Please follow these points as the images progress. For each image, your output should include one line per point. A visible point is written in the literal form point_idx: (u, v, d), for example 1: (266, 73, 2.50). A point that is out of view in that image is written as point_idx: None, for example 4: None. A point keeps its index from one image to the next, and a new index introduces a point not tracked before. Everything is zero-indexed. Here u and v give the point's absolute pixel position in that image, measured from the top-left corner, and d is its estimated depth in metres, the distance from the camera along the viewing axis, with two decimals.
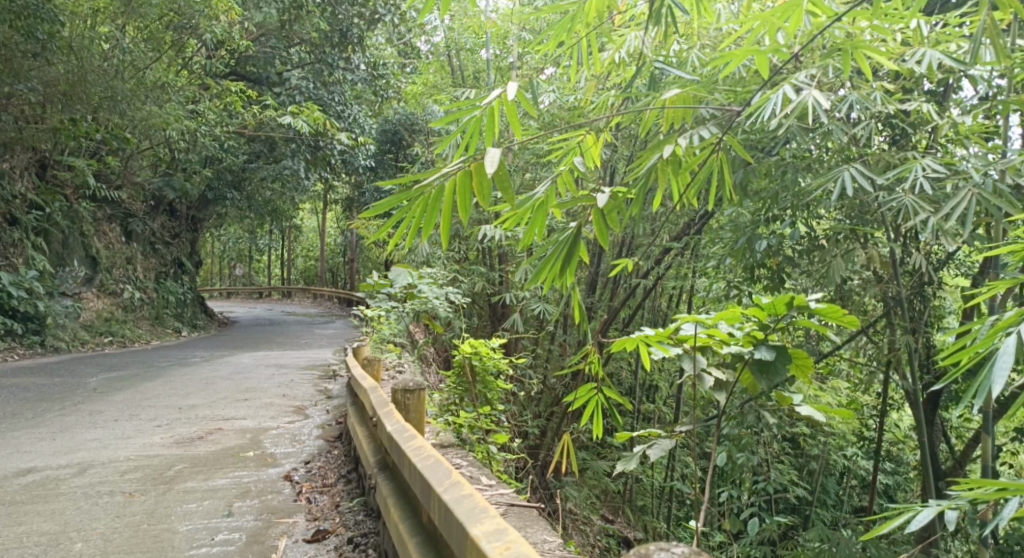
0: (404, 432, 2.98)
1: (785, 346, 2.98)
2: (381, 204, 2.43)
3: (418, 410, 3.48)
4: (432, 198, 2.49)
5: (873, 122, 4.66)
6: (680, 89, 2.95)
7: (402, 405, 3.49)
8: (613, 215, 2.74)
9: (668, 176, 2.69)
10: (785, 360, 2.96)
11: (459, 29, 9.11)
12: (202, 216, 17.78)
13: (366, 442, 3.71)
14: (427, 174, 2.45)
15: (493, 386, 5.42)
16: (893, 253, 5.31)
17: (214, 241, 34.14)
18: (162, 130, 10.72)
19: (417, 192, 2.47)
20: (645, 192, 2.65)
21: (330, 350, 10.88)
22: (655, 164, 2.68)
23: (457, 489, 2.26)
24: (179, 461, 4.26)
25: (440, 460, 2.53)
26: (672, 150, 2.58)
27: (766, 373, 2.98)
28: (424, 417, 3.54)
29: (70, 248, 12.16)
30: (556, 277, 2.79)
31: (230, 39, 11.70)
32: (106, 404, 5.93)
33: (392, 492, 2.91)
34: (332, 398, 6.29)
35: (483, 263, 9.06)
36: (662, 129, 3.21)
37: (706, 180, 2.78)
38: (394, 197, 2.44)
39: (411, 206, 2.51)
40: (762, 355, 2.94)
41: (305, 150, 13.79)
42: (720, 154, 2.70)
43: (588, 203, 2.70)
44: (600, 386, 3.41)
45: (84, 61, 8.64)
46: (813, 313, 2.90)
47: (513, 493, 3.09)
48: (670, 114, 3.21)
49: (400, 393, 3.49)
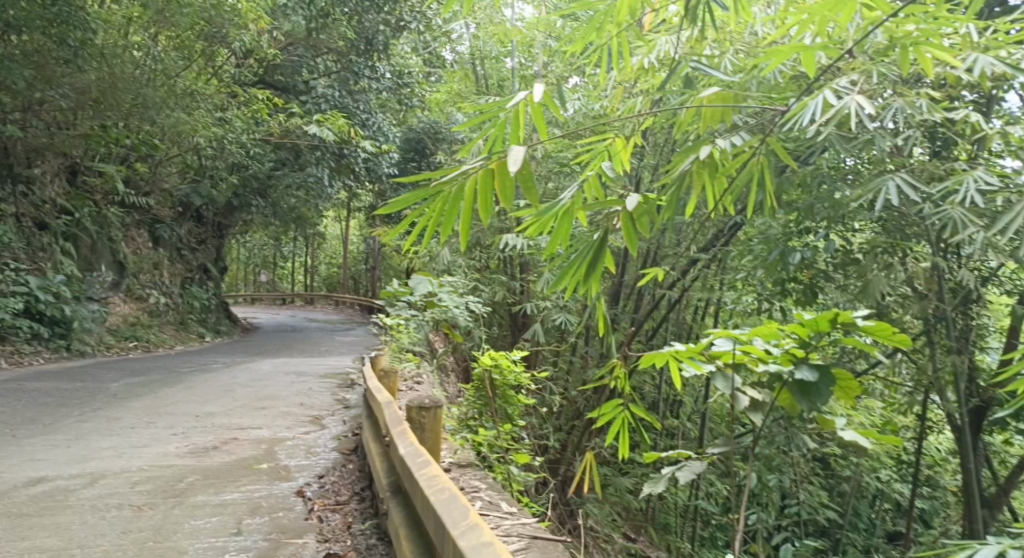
0: (419, 458, 2.83)
1: (828, 367, 2.83)
2: (397, 201, 2.30)
3: (433, 429, 3.35)
4: (452, 195, 2.37)
5: (917, 131, 4.52)
6: (718, 89, 2.84)
7: (417, 423, 3.35)
8: (643, 221, 2.59)
9: (704, 180, 2.54)
10: (828, 382, 2.81)
11: (484, 37, 9.02)
12: (227, 222, 17.88)
13: (380, 461, 3.58)
14: (446, 170, 2.33)
15: (514, 402, 5.30)
16: (936, 269, 5.13)
17: (240, 247, 34.47)
18: (191, 137, 10.77)
19: (436, 188, 2.35)
20: (678, 197, 2.51)
21: (350, 358, 10.83)
22: (691, 167, 2.53)
23: (474, 533, 2.06)
24: (191, 472, 4.18)
25: (456, 494, 2.37)
26: (708, 152, 2.43)
27: (808, 394, 2.83)
28: (440, 437, 3.40)
29: (98, 253, 12.25)
30: (581, 284, 2.64)
31: (257, 47, 11.72)
32: (124, 410, 5.89)
33: (405, 525, 2.74)
34: (350, 408, 6.20)
35: (504, 272, 8.95)
36: (699, 129, 3.09)
37: (746, 185, 2.63)
38: (412, 193, 2.32)
39: (429, 204, 2.39)
40: (804, 375, 2.80)
41: (329, 158, 13.82)
42: (761, 158, 2.55)
43: (617, 207, 2.55)
44: (627, 403, 3.28)
45: (114, 68, 8.67)
46: (859, 331, 2.74)
47: (534, 522, 2.95)
48: (709, 113, 3.09)
49: (415, 411, 3.36)
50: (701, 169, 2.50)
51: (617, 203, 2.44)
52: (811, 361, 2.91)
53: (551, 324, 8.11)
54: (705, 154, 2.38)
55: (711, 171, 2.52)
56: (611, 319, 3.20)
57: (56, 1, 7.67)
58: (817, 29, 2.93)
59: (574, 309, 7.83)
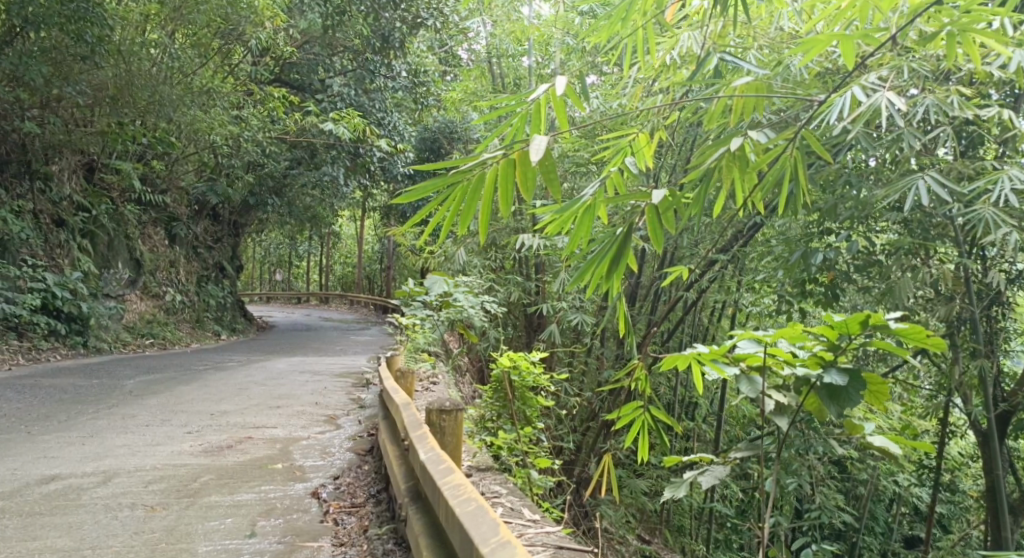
0: (441, 465, 2.76)
1: (859, 371, 2.75)
2: (416, 189, 2.24)
3: (454, 433, 3.28)
4: (472, 186, 2.32)
5: (948, 129, 4.42)
6: (750, 79, 2.77)
7: (437, 426, 3.29)
8: (669, 216, 2.52)
9: (733, 175, 2.46)
10: (859, 386, 2.73)
11: (500, 35, 8.93)
12: (243, 221, 17.91)
13: (398, 465, 3.52)
14: (466, 158, 2.27)
15: (533, 403, 5.22)
16: (965, 270, 5.01)
17: (256, 246, 34.61)
18: (207, 135, 10.78)
19: (456, 177, 2.29)
20: (706, 191, 2.44)
21: (364, 357, 10.81)
22: (720, 160, 2.46)
23: (508, 551, 2.00)
24: (206, 472, 4.15)
25: (483, 505, 2.30)
26: (740, 144, 2.36)
27: (836, 398, 2.75)
28: (461, 442, 3.33)
29: (114, 250, 12.29)
30: (603, 280, 2.57)
31: (274, 45, 11.73)
32: (139, 408, 5.88)
33: (427, 534, 2.67)
34: (365, 407, 6.16)
35: (520, 272, 8.87)
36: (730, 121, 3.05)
37: (777, 180, 2.56)
38: (431, 181, 2.26)
39: (448, 193, 2.33)
40: (832, 379, 2.72)
41: (345, 157, 13.82)
42: (793, 153, 2.48)
43: (642, 201, 2.48)
44: (648, 406, 3.22)
45: (132, 65, 8.69)
46: (891, 334, 2.66)
47: (559, 531, 2.87)
48: (739, 104, 3.06)
49: (435, 414, 3.29)
50: (731, 162, 2.43)
51: (642, 197, 2.37)
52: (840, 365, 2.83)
53: (567, 325, 8.05)
54: (737, 145, 2.31)
55: (740, 164, 2.44)
56: (633, 319, 3.15)
57: None
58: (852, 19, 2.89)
59: (591, 308, 7.76)
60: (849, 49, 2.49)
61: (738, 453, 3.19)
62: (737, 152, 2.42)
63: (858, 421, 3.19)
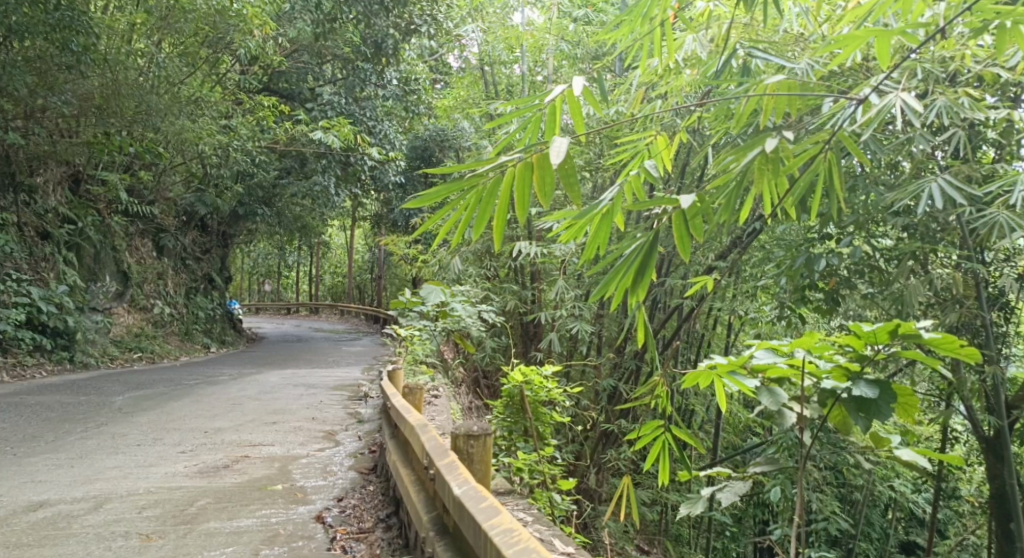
0: (476, 499, 2.57)
1: (889, 383, 2.64)
2: (429, 192, 2.14)
3: (482, 460, 3.11)
4: (487, 190, 2.21)
5: (961, 130, 4.36)
6: (782, 77, 2.81)
7: (465, 453, 3.12)
8: (696, 223, 2.42)
9: (766, 179, 2.36)
10: (890, 399, 2.62)
11: (493, 41, 8.79)
12: (232, 232, 17.70)
13: (417, 494, 3.33)
14: (481, 161, 2.17)
15: (546, 419, 5.12)
16: (977, 274, 4.93)
17: (244, 256, 34.37)
18: (196, 145, 10.62)
19: (470, 181, 2.20)
20: (737, 195, 2.36)
21: (358, 369, 10.63)
22: (752, 164, 2.37)
23: None
24: (202, 495, 4.00)
25: (531, 545, 2.11)
26: (774, 144, 2.27)
27: (866, 411, 2.65)
28: (490, 469, 3.14)
29: (101, 262, 12.07)
30: (627, 290, 2.47)
31: (263, 54, 11.56)
32: (129, 426, 5.71)
33: None
34: (364, 422, 6.02)
35: (516, 280, 8.73)
36: (763, 121, 3.01)
37: (808, 183, 2.48)
38: (444, 185, 2.16)
39: (463, 199, 2.24)
40: (863, 391, 2.61)
41: (336, 166, 13.66)
42: (827, 155, 2.49)
43: (668, 206, 2.39)
44: (667, 424, 3.14)
45: (120, 74, 8.51)
46: (921, 344, 2.56)
47: None
48: (772, 103, 3.04)
49: (462, 440, 3.12)
50: (764, 166, 2.32)
51: (669, 202, 2.28)
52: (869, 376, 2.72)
53: (565, 333, 7.92)
54: (770, 147, 2.22)
55: (772, 170, 2.33)
56: (652, 332, 3.07)
57: (59, 6, 7.47)
58: (884, 16, 2.84)
59: (590, 317, 7.64)
60: (884, 48, 2.42)
61: (759, 469, 3.10)
62: (769, 157, 2.32)
63: (883, 435, 3.10)
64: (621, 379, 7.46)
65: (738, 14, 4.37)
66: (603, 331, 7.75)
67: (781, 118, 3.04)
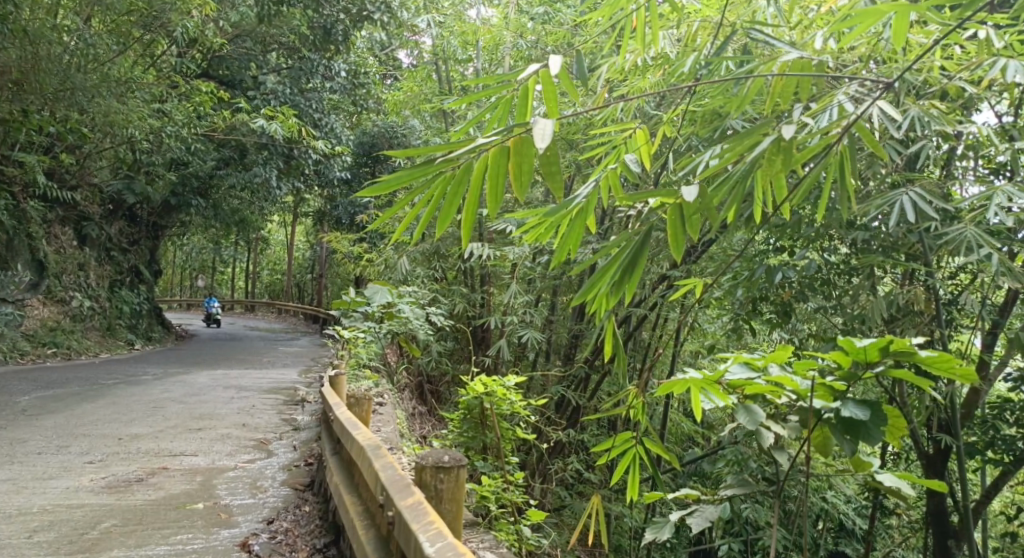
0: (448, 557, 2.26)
1: (879, 404, 2.45)
2: (389, 179, 1.87)
3: (452, 499, 2.81)
4: (457, 177, 1.94)
5: (933, 140, 4.22)
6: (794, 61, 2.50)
7: (432, 490, 2.82)
8: (694, 221, 2.20)
9: (775, 172, 2.13)
10: (880, 422, 2.42)
11: (447, 36, 8.50)
12: (163, 224, 16.92)
13: (370, 530, 3.01)
14: (451, 144, 1.89)
15: (505, 432, 4.92)
16: (936, 290, 4.68)
17: (176, 250, 33.28)
18: (125, 129, 10.02)
19: (439, 167, 1.92)
20: (744, 189, 2.12)
21: (294, 370, 10.19)
22: (760, 156, 2.13)
23: None
24: (109, 515, 3.59)
25: None
26: (790, 134, 2.05)
27: (854, 434, 2.45)
28: (461, 508, 2.84)
29: (15, 250, 11.28)
30: (612, 292, 2.25)
31: (204, 38, 10.97)
32: (31, 430, 5.21)
33: None
34: (300, 429, 5.65)
35: (464, 283, 8.46)
36: (768, 107, 2.63)
37: (817, 181, 2.28)
38: (409, 171, 1.88)
39: (428, 185, 1.95)
40: (851, 413, 2.41)
41: (278, 159, 13.18)
42: (842, 149, 2.32)
43: (665, 196, 2.18)
44: (638, 436, 2.92)
45: (40, 48, 7.83)
46: (915, 363, 2.37)
47: None
48: (781, 89, 2.62)
49: (430, 474, 2.81)
50: (776, 155, 2.07)
51: (668, 195, 2.09)
52: (857, 397, 2.52)
53: (514, 340, 7.67)
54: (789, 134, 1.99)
55: (785, 158, 2.09)
56: (623, 343, 2.83)
57: None
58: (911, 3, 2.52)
59: (539, 324, 7.46)
60: (901, 25, 2.24)
61: (733, 491, 2.94)
62: (783, 144, 2.08)
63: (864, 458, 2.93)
64: (568, 386, 7.26)
65: (709, 13, 4.08)
66: (552, 338, 7.58)
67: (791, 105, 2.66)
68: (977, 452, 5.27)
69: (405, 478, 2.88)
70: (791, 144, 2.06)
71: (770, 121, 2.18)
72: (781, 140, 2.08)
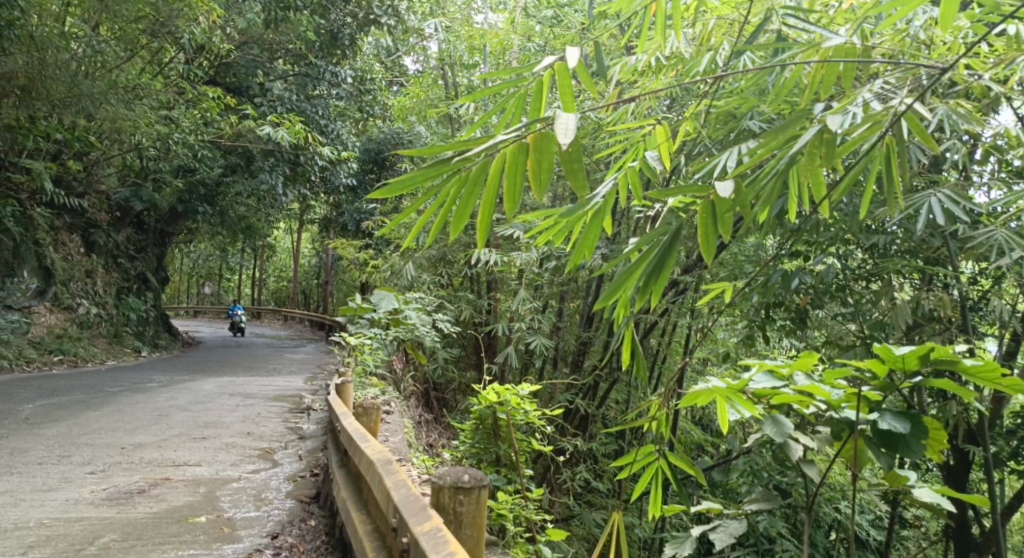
0: None
1: (920, 416, 2.34)
2: (400, 180, 1.78)
3: (472, 523, 2.71)
4: (474, 175, 1.84)
5: (958, 141, 4.12)
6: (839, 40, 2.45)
7: (452, 513, 2.71)
8: (727, 220, 2.11)
9: (814, 168, 2.05)
10: (921, 435, 2.31)
11: (454, 41, 8.43)
12: (170, 231, 16.91)
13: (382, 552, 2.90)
14: (467, 141, 1.80)
15: (519, 445, 4.82)
16: (963, 295, 4.53)
17: (183, 258, 33.34)
18: (132, 135, 9.97)
19: (456, 165, 1.82)
20: (780, 185, 2.03)
21: (300, 378, 10.10)
22: (799, 149, 2.05)
23: None
24: (108, 530, 3.48)
25: None
26: (832, 126, 1.97)
27: (894, 447, 2.34)
28: (481, 531, 2.74)
29: (22, 257, 11.25)
30: (638, 295, 2.15)
31: (210, 44, 10.92)
32: (33, 439, 5.13)
33: None
34: (306, 438, 5.55)
35: (470, 289, 8.37)
36: (809, 95, 2.57)
37: (859, 176, 2.20)
38: (423, 170, 1.79)
39: (444, 185, 1.86)
40: (891, 426, 2.31)
41: (284, 165, 13.15)
42: (888, 142, 2.23)
43: (698, 193, 2.09)
44: (661, 449, 2.83)
45: (47, 55, 7.79)
46: (959, 373, 2.25)
47: None
48: (823, 76, 2.56)
49: (449, 495, 2.71)
50: (817, 149, 1.99)
51: (702, 192, 2.00)
52: (896, 408, 2.42)
53: (522, 347, 7.56)
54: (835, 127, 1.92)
55: (827, 152, 2.01)
56: (641, 352, 2.73)
57: None
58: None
59: (547, 330, 7.38)
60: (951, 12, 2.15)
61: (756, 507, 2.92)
62: (825, 137, 2.01)
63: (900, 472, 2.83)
64: (576, 394, 7.21)
65: (724, 11, 3.97)
66: (560, 345, 7.48)
67: (831, 95, 2.53)
68: (1001, 463, 5.12)
69: (421, 500, 2.74)
70: (834, 137, 1.98)
71: (807, 113, 2.11)
72: (823, 132, 2.01)
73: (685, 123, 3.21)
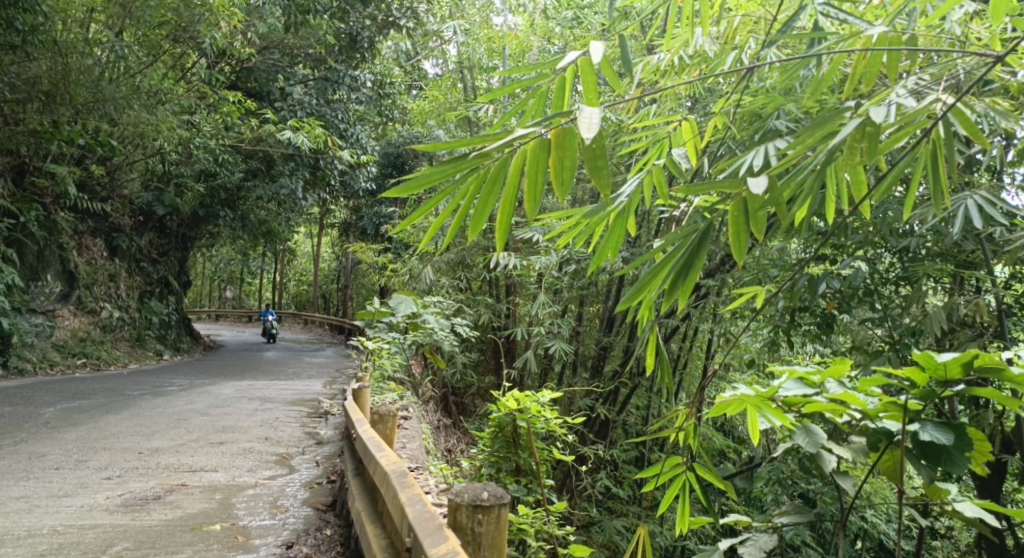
0: None
1: (963, 427, 2.25)
2: (416, 178, 1.73)
3: (491, 543, 2.64)
4: (492, 173, 1.78)
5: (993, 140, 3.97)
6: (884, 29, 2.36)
7: (470, 534, 2.64)
8: (760, 220, 2.03)
9: (853, 164, 1.98)
10: (964, 447, 2.23)
11: (473, 44, 8.39)
12: (192, 235, 17.03)
13: None
14: (485, 137, 1.73)
15: (540, 453, 4.74)
16: (1001, 299, 4.33)
17: (205, 262, 33.63)
18: (154, 139, 10.03)
19: (474, 162, 1.76)
20: (819, 182, 1.95)
21: (319, 381, 10.09)
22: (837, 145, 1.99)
23: None
24: (121, 538, 3.45)
25: None
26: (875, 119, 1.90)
27: (936, 460, 2.26)
28: (500, 552, 2.68)
29: (46, 261, 11.37)
30: (665, 299, 2.07)
31: (231, 48, 10.98)
32: (52, 443, 5.14)
33: None
34: (324, 444, 5.51)
35: (489, 293, 8.31)
36: (850, 89, 2.48)
37: (902, 173, 2.12)
38: (439, 168, 1.73)
39: (462, 183, 1.80)
40: (933, 437, 2.22)
41: (304, 170, 13.18)
42: (932, 138, 2.16)
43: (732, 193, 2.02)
44: (688, 461, 2.74)
45: (71, 59, 7.83)
46: (1005, 382, 2.16)
47: None
48: (865, 68, 2.48)
49: (467, 515, 2.64)
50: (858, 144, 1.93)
51: (735, 188, 1.92)
52: (937, 418, 2.33)
53: (542, 351, 7.48)
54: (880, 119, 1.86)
55: (868, 146, 1.94)
56: (666, 356, 2.64)
57: None
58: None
59: (567, 334, 7.28)
60: None
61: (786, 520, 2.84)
62: (867, 130, 1.95)
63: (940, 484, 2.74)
64: (597, 399, 7.11)
65: (749, 8, 3.87)
66: (579, 350, 7.39)
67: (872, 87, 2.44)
68: None
69: (436, 519, 2.67)
70: (876, 131, 1.91)
71: (847, 107, 2.03)
72: (865, 126, 1.94)
73: (714, 121, 3.11)
